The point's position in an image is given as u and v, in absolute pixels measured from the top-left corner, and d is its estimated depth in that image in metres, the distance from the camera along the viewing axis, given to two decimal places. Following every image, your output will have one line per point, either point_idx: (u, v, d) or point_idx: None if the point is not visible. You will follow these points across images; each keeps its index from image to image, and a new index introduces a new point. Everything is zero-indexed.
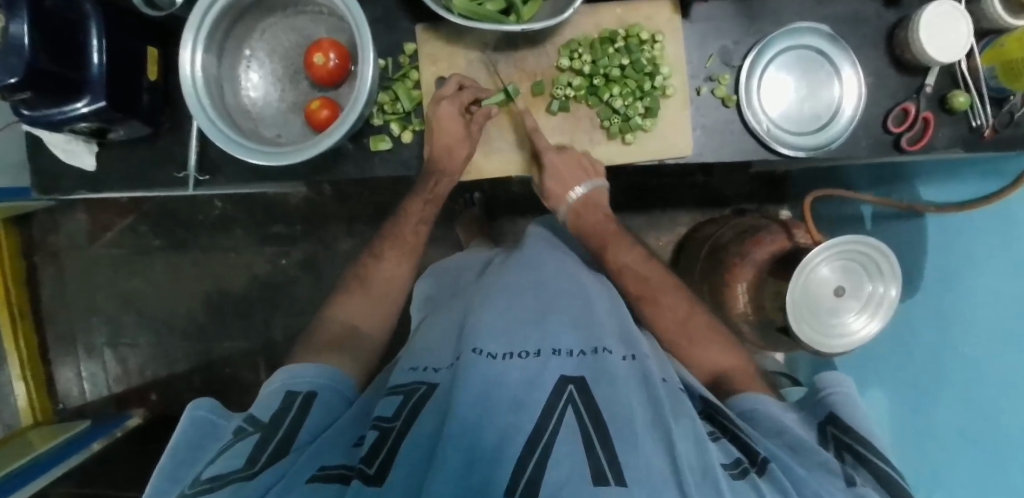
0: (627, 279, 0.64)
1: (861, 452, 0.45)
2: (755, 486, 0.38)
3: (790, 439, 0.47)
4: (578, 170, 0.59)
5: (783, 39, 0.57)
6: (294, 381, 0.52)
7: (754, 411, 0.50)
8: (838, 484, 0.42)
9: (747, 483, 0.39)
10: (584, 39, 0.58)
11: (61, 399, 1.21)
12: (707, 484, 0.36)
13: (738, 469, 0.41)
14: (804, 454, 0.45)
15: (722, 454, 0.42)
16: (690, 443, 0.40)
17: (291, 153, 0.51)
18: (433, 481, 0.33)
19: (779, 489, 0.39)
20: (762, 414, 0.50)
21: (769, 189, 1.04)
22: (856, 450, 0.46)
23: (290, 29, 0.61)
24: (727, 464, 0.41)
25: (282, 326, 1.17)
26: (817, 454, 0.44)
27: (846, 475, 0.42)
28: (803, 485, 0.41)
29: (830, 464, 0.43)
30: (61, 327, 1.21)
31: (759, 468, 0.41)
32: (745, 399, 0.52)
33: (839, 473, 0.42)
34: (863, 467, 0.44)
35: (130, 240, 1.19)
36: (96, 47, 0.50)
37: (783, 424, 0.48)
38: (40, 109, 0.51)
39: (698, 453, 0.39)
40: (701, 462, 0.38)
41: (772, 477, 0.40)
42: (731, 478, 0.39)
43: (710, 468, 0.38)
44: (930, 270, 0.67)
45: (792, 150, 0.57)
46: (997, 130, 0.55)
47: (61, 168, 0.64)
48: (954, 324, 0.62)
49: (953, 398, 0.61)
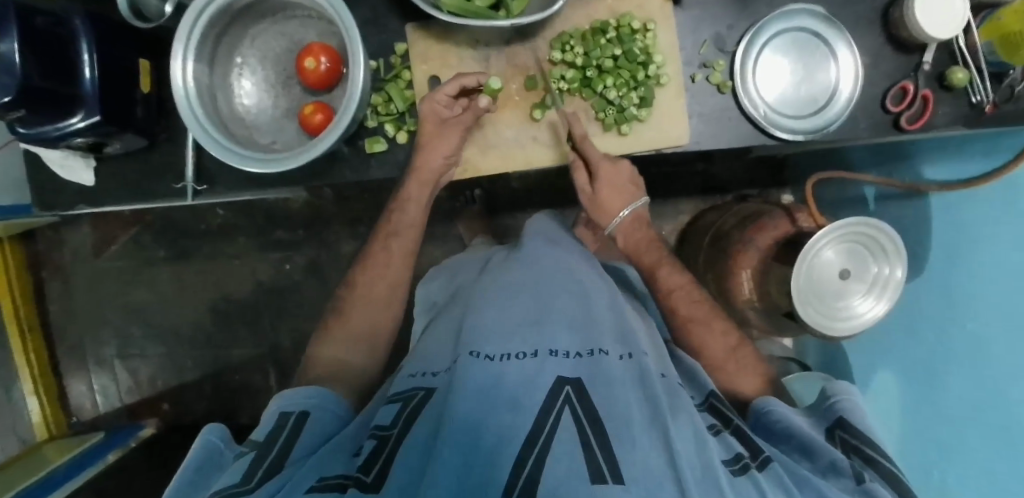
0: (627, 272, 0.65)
1: (870, 455, 0.45)
2: (756, 483, 0.38)
3: (800, 443, 0.47)
4: (629, 184, 0.61)
5: (777, 23, 0.56)
6: (287, 403, 0.52)
7: (767, 415, 0.51)
8: (848, 484, 0.41)
9: (747, 479, 0.39)
10: (576, 31, 0.58)
11: (74, 412, 1.23)
12: (708, 482, 0.36)
13: (739, 465, 0.41)
14: (813, 454, 0.45)
15: (723, 450, 0.42)
16: (690, 441, 0.40)
17: (284, 160, 0.51)
18: (431, 481, 0.34)
19: (779, 485, 0.39)
20: (775, 417, 0.50)
21: (771, 173, 1.04)
22: (866, 453, 0.45)
23: (280, 34, 0.61)
24: (727, 460, 0.41)
25: (289, 331, 1.18)
26: (826, 455, 0.44)
27: (855, 474, 0.42)
28: (807, 485, 0.40)
29: (839, 463, 0.43)
30: (71, 341, 1.23)
31: (760, 465, 0.41)
32: (759, 403, 0.53)
33: (848, 471, 0.42)
34: (870, 466, 0.44)
35: (135, 252, 1.20)
36: (87, 61, 0.50)
37: (794, 427, 0.48)
38: (35, 126, 0.51)
39: (698, 450, 0.39)
40: (702, 462, 0.38)
41: (772, 473, 0.40)
42: (732, 475, 0.39)
43: (711, 466, 0.38)
44: (936, 250, 0.67)
45: (789, 134, 0.56)
46: (998, 105, 0.54)
47: (60, 185, 0.64)
48: (960, 306, 0.62)
49: (960, 383, 0.61)
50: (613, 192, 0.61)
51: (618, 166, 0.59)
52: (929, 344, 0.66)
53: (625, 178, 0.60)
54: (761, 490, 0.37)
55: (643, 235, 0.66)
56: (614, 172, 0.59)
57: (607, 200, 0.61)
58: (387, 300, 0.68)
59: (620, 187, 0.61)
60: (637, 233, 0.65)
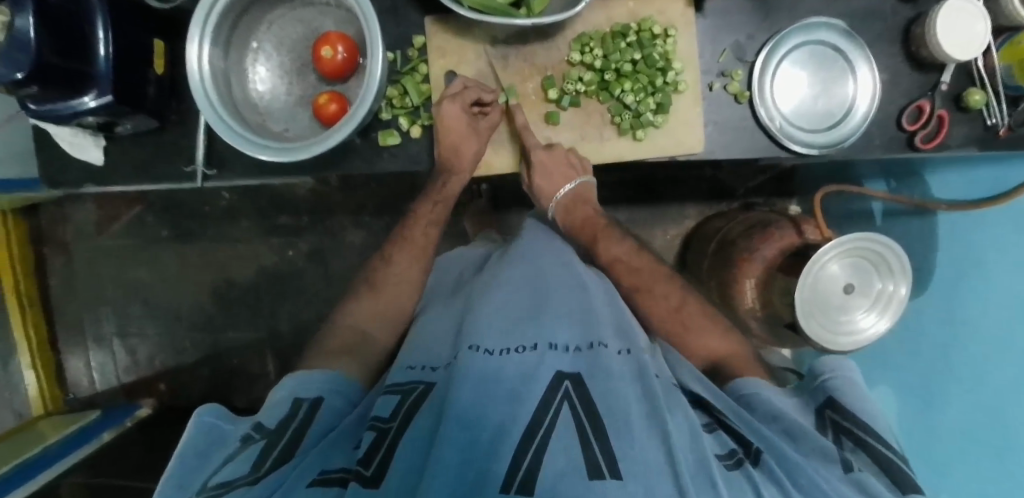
0: (618, 269, 0.64)
1: (862, 437, 0.45)
2: (750, 477, 0.39)
3: (786, 426, 0.46)
4: (568, 168, 0.60)
5: (798, 35, 0.56)
6: (302, 388, 0.51)
7: (753, 397, 0.49)
8: (836, 471, 0.42)
9: (740, 473, 0.40)
10: (596, 33, 0.57)
11: (70, 388, 1.23)
12: (706, 479, 0.36)
13: (732, 460, 0.42)
14: (800, 439, 0.45)
15: (717, 446, 0.43)
16: (686, 435, 0.40)
17: (298, 149, 0.50)
18: (432, 471, 0.34)
19: (777, 483, 0.40)
20: (760, 400, 0.49)
21: (778, 183, 1.03)
22: (855, 435, 0.45)
23: (298, 21, 0.60)
24: (722, 455, 0.42)
25: (289, 317, 1.18)
26: (813, 440, 0.44)
27: (844, 461, 0.42)
28: (799, 474, 0.40)
29: (828, 450, 0.43)
30: (69, 317, 1.22)
31: (753, 459, 0.42)
32: (742, 386, 0.51)
33: (836, 459, 0.43)
34: (864, 452, 0.44)
35: (137, 230, 1.19)
36: (101, 39, 0.50)
37: (779, 410, 0.47)
38: (47, 103, 0.51)
39: (694, 444, 0.40)
40: (698, 456, 0.38)
41: (766, 469, 0.41)
42: (725, 469, 0.40)
43: (708, 463, 0.38)
44: (942, 270, 0.68)
45: (803, 148, 0.56)
46: (1013, 128, 0.55)
47: (68, 162, 0.63)
48: (962, 324, 0.64)
49: (954, 400, 0.64)
50: (550, 178, 0.60)
51: (552, 152, 0.58)
52: (927, 358, 0.68)
53: (565, 162, 0.59)
54: (756, 488, 0.38)
55: (619, 248, 0.66)
56: (549, 158, 0.58)
57: (542, 184, 0.61)
58: (391, 292, 0.68)
59: (559, 169, 0.60)
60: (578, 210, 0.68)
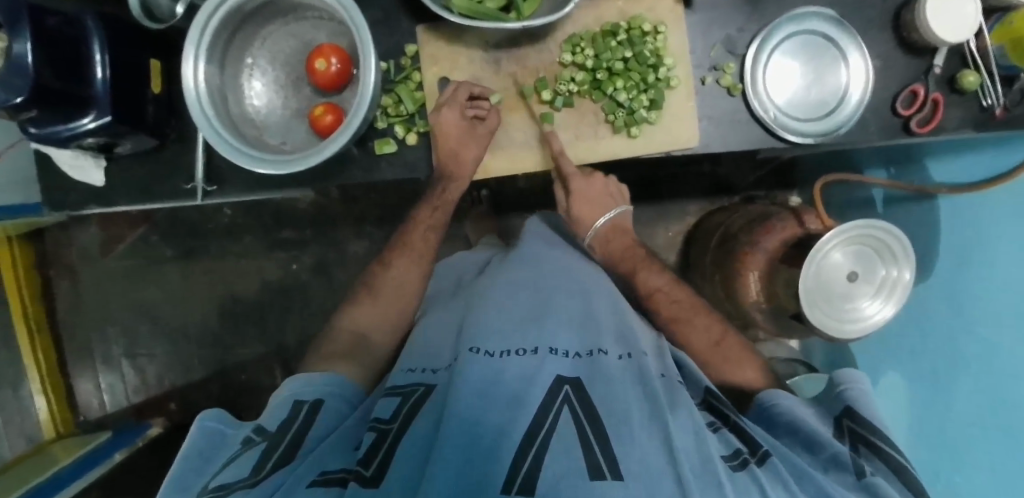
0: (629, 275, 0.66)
1: (877, 443, 0.45)
2: (756, 479, 0.38)
3: (805, 436, 0.46)
4: (606, 196, 0.69)
5: (787, 25, 0.56)
6: (302, 390, 0.52)
7: (773, 407, 0.49)
8: (848, 479, 0.42)
9: (746, 474, 0.39)
10: (586, 33, 0.57)
11: (81, 410, 1.23)
12: (707, 477, 0.36)
13: (737, 461, 0.40)
14: (816, 448, 0.45)
15: (722, 446, 0.42)
16: (689, 435, 0.40)
17: (293, 160, 0.51)
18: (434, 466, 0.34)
19: (779, 479, 0.39)
20: (780, 410, 0.49)
21: (779, 175, 1.03)
22: (870, 442, 0.45)
23: (290, 35, 0.61)
24: (727, 456, 0.41)
25: (296, 331, 1.18)
26: (828, 449, 0.44)
27: (857, 468, 0.42)
28: (807, 481, 0.40)
29: (841, 457, 0.43)
30: (77, 340, 1.23)
31: (758, 459, 0.41)
32: (765, 397, 0.51)
33: (849, 466, 0.42)
34: (876, 457, 0.44)
35: (142, 250, 1.20)
36: (99, 61, 0.50)
37: (797, 419, 0.47)
38: (46, 126, 0.51)
39: (697, 444, 0.39)
40: (701, 456, 0.38)
41: (771, 467, 0.40)
42: (731, 470, 0.39)
43: (711, 462, 0.37)
44: (946, 255, 0.68)
45: (798, 137, 0.56)
46: (1009, 108, 0.55)
47: (70, 184, 0.64)
48: (975, 308, 0.63)
49: (964, 385, 0.64)
50: (590, 205, 0.68)
51: (591, 182, 0.67)
52: (936, 345, 0.68)
53: (598, 192, 0.68)
54: (761, 487, 0.37)
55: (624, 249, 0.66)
56: (585, 185, 0.66)
57: (581, 211, 0.68)
58: (396, 302, 0.68)
59: (594, 198, 0.67)
60: (617, 241, 0.69)
